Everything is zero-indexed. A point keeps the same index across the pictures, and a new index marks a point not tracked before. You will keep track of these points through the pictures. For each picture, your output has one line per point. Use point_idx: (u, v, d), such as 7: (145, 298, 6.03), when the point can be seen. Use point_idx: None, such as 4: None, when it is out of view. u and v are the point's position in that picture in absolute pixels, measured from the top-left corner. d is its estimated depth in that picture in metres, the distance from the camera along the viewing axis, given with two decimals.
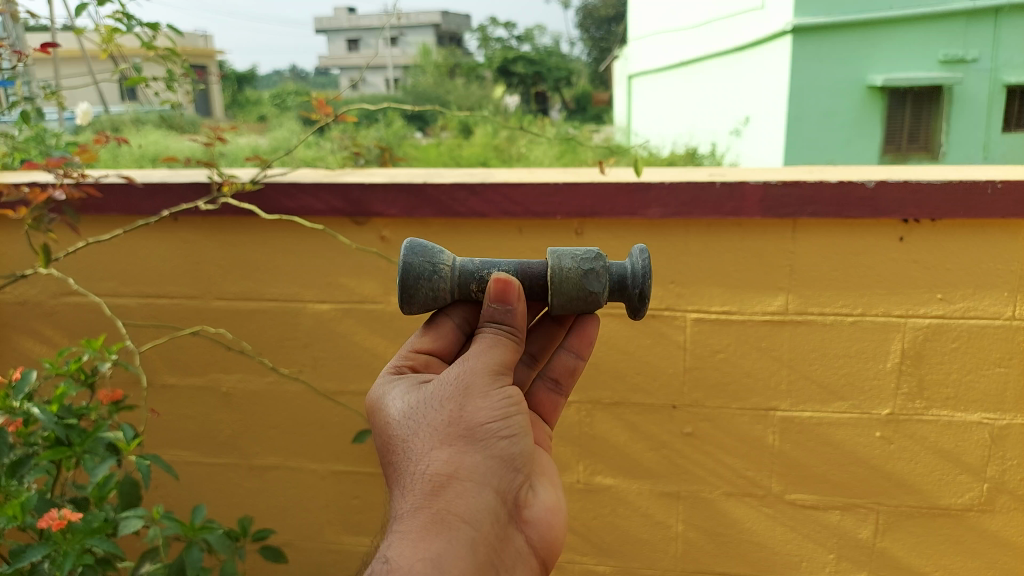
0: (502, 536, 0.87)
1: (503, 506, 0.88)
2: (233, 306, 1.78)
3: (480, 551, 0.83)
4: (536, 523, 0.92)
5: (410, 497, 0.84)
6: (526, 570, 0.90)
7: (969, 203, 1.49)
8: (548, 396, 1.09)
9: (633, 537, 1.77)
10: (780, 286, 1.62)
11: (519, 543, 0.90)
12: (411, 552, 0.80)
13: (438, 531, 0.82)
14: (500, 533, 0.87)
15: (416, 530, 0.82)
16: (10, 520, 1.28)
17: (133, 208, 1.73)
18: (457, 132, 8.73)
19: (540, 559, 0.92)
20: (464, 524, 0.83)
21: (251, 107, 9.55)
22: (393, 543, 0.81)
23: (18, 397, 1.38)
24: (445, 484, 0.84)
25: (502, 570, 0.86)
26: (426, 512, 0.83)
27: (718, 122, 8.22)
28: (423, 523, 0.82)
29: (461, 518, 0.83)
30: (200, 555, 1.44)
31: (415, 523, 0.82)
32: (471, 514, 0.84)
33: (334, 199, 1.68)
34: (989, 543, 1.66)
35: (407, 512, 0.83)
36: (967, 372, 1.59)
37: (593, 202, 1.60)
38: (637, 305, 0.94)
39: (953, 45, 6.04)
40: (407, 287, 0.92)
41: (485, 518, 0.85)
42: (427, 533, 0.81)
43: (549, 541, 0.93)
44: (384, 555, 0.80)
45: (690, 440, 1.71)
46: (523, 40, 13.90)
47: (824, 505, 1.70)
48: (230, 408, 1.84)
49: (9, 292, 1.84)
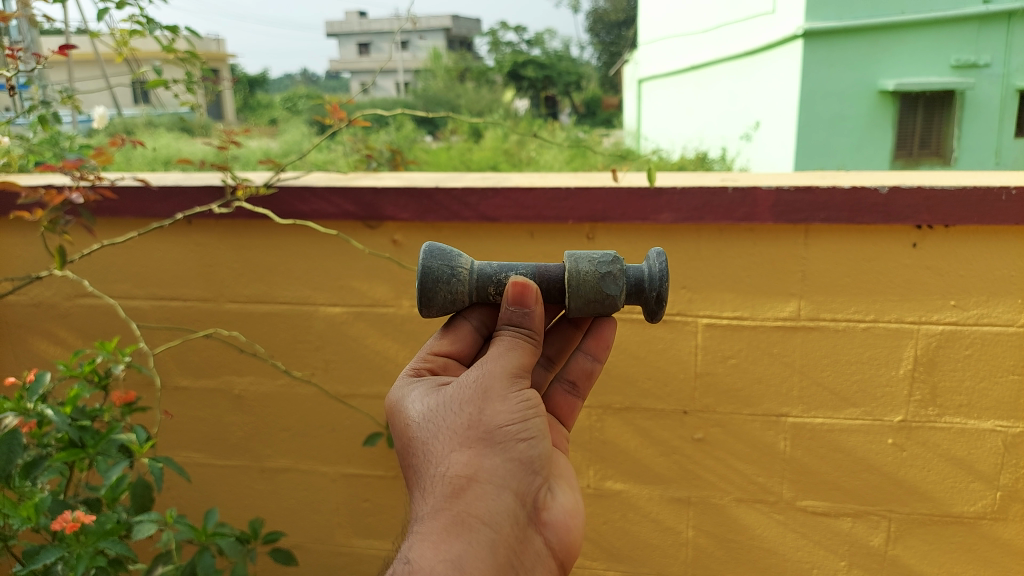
0: (522, 537, 0.87)
1: (522, 509, 0.88)
2: (245, 309, 1.79)
3: (500, 553, 0.83)
4: (556, 525, 0.91)
5: (430, 499, 0.85)
6: (546, 573, 0.89)
7: (983, 209, 1.48)
8: (565, 399, 1.09)
9: (643, 543, 1.77)
10: (792, 292, 1.62)
11: (539, 545, 0.89)
12: (432, 554, 0.80)
13: (458, 533, 0.82)
14: (520, 535, 0.87)
15: (437, 532, 0.82)
16: (24, 522, 1.30)
17: (148, 210, 1.74)
18: (467, 135, 8.76)
19: (560, 560, 0.92)
20: (485, 526, 0.83)
21: (263, 111, 9.61)
22: (414, 545, 0.81)
23: (32, 398, 1.38)
24: (465, 487, 0.84)
25: (523, 572, 0.86)
26: (446, 514, 0.83)
27: (729, 126, 8.22)
28: (444, 525, 0.82)
29: (481, 520, 0.83)
30: (212, 558, 1.44)
31: (435, 525, 0.82)
32: (491, 516, 0.84)
33: (346, 203, 1.68)
34: (1002, 552, 1.65)
35: (427, 514, 0.84)
36: (980, 380, 1.59)
37: (604, 207, 1.60)
38: (654, 308, 0.95)
39: (966, 51, 5.92)
40: (426, 290, 0.93)
41: (505, 520, 0.85)
42: (447, 536, 0.82)
43: (569, 543, 0.93)
44: (405, 556, 0.81)
45: (701, 446, 1.71)
46: (533, 44, 13.94)
47: (835, 512, 1.69)
48: (242, 411, 1.85)
49: (25, 293, 1.86)
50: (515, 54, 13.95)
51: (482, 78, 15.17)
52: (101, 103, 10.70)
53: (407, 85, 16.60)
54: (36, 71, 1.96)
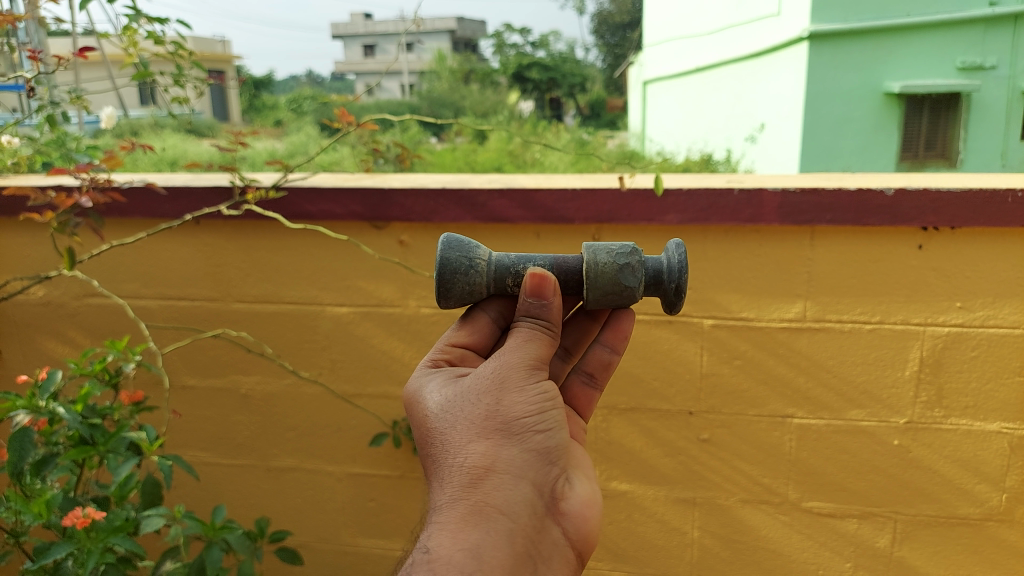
0: (540, 527, 0.87)
1: (540, 499, 0.88)
2: (253, 309, 1.80)
3: (518, 542, 0.84)
4: (574, 516, 0.91)
5: (448, 489, 0.85)
6: (564, 564, 0.90)
7: (989, 211, 1.48)
8: (583, 391, 1.10)
9: (649, 543, 1.77)
10: (798, 293, 1.62)
11: (557, 536, 0.89)
12: (450, 542, 0.81)
13: (476, 522, 0.83)
14: (538, 525, 0.87)
15: (455, 521, 0.83)
16: (35, 518, 1.31)
17: (157, 211, 1.76)
18: (472, 137, 8.79)
19: (578, 551, 0.92)
20: (502, 516, 0.84)
21: (268, 112, 9.65)
22: (432, 534, 0.82)
23: (44, 396, 1.39)
24: (483, 477, 0.85)
25: (541, 563, 0.86)
26: (464, 503, 0.84)
27: (734, 127, 8.24)
28: (461, 515, 0.84)
29: (498, 510, 0.84)
30: (220, 555, 1.45)
31: (453, 515, 0.84)
32: (508, 506, 0.85)
33: (354, 204, 1.69)
34: (1008, 553, 1.65)
35: (445, 503, 0.85)
36: (986, 382, 1.58)
37: (612, 207, 1.61)
38: (673, 300, 0.95)
39: (971, 53, 5.96)
40: (444, 281, 0.93)
41: (523, 510, 0.86)
42: (465, 525, 0.83)
43: (588, 535, 0.93)
44: (424, 546, 0.82)
45: (706, 447, 1.71)
46: (537, 46, 14.00)
47: (841, 513, 1.69)
48: (249, 410, 1.86)
49: (35, 293, 1.87)
50: (520, 56, 14.08)
51: (485, 80, 15.27)
52: (109, 105, 10.81)
53: (411, 87, 16.73)
54: (46, 72, 1.96)
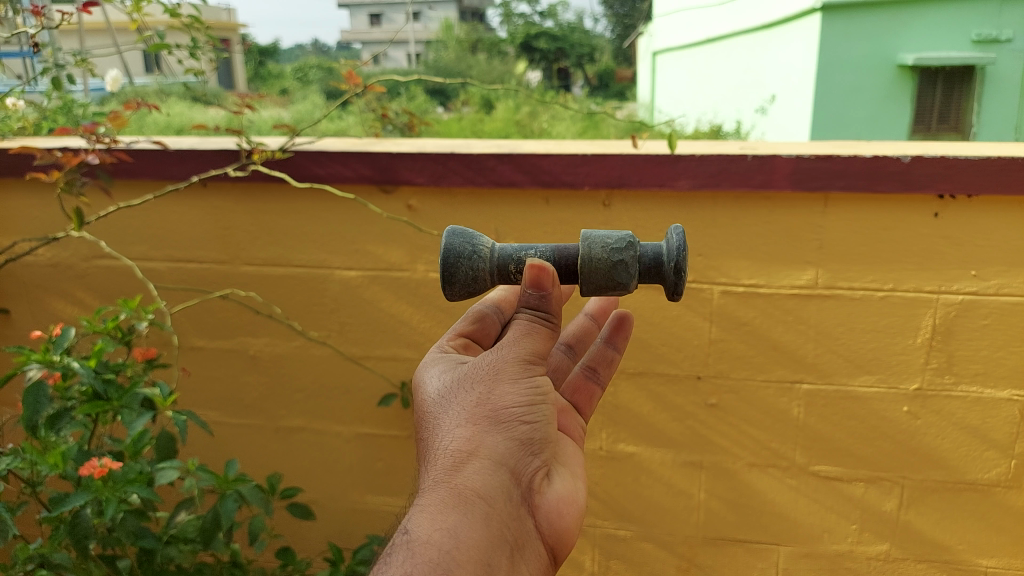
0: (515, 517, 0.88)
1: (517, 488, 0.89)
2: (261, 272, 1.80)
3: (495, 531, 0.85)
4: (550, 511, 0.92)
5: (432, 471, 0.87)
6: (534, 557, 0.90)
7: (1007, 178, 1.47)
8: (585, 384, 1.17)
9: (657, 506, 1.78)
10: (809, 260, 1.61)
11: (530, 527, 0.89)
12: (426, 523, 0.83)
13: (453, 507, 0.84)
14: (515, 514, 0.87)
15: (434, 504, 0.84)
16: (52, 468, 1.33)
17: (165, 173, 1.75)
18: (480, 107, 8.75)
19: (549, 546, 0.92)
20: (480, 499, 0.85)
21: (274, 78, 9.62)
22: (411, 515, 0.84)
23: (58, 350, 1.40)
24: (465, 461, 0.86)
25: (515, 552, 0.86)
26: (445, 487, 0.85)
27: (745, 100, 8.16)
28: (440, 498, 0.84)
29: (477, 494, 0.85)
30: (234, 506, 1.45)
31: (433, 498, 0.85)
32: (489, 492, 0.85)
33: (362, 166, 1.68)
34: (1013, 519, 1.65)
35: (426, 487, 0.86)
36: (996, 349, 1.58)
37: (622, 173, 1.60)
38: (676, 282, 0.89)
39: (985, 25, 5.89)
40: (448, 266, 0.90)
41: (504, 498, 0.86)
42: (443, 507, 0.84)
43: (562, 531, 0.93)
44: (402, 527, 0.83)
45: (713, 411, 1.71)
46: (547, 14, 13.83)
47: (848, 477, 1.69)
48: (257, 371, 1.86)
49: (42, 254, 1.88)
50: (528, 26, 13.96)
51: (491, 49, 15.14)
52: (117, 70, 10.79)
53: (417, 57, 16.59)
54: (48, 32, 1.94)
